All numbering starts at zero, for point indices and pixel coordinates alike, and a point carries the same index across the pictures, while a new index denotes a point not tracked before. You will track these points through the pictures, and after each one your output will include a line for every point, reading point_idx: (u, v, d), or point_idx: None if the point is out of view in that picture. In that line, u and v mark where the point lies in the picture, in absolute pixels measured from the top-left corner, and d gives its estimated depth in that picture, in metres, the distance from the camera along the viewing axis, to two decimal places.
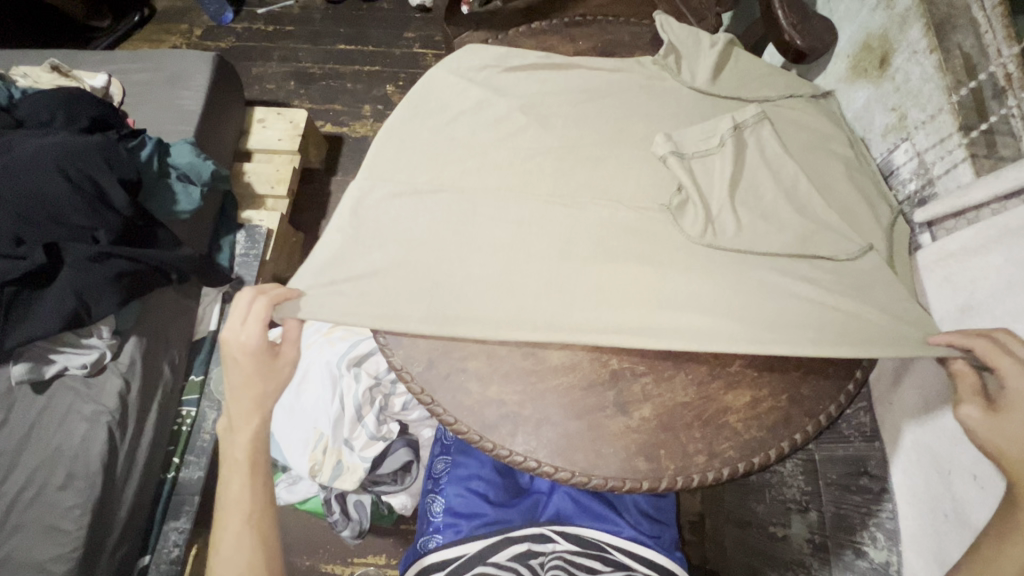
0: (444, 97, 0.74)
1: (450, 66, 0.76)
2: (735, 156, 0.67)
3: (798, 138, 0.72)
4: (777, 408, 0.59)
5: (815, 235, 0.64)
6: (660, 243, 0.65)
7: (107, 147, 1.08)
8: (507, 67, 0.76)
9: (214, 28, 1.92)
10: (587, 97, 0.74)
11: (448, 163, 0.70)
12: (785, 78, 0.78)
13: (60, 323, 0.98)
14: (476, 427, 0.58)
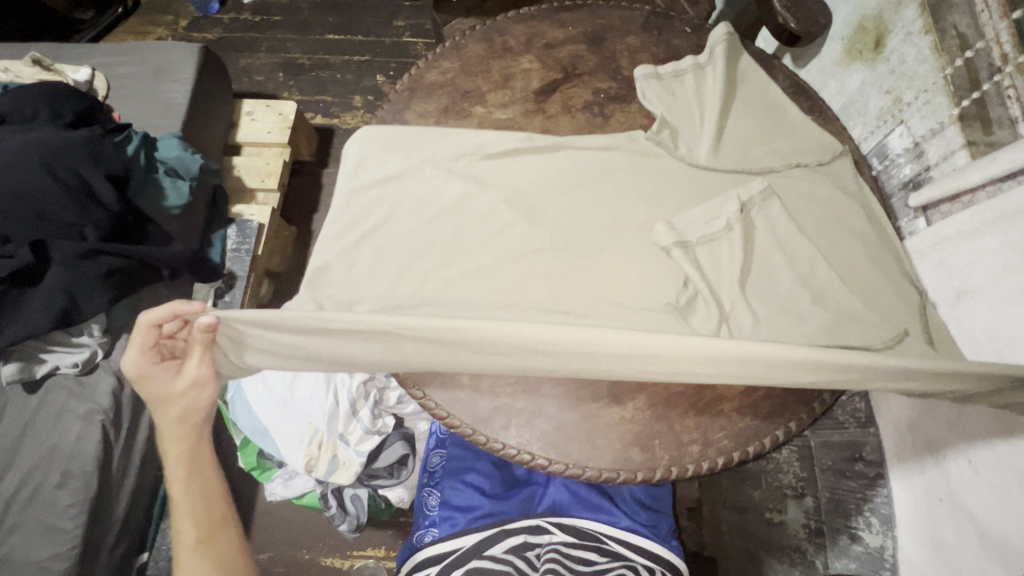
0: (418, 193, 0.66)
1: (421, 155, 0.68)
2: (743, 242, 0.63)
3: (813, 216, 0.66)
4: (772, 396, 0.59)
5: (842, 326, 0.58)
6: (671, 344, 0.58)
7: (93, 141, 1.06)
8: (486, 154, 0.68)
9: (199, 19, 1.89)
10: (578, 184, 0.67)
11: (428, 269, 0.62)
12: (796, 143, 0.71)
13: (50, 322, 0.97)
14: (469, 420, 0.58)
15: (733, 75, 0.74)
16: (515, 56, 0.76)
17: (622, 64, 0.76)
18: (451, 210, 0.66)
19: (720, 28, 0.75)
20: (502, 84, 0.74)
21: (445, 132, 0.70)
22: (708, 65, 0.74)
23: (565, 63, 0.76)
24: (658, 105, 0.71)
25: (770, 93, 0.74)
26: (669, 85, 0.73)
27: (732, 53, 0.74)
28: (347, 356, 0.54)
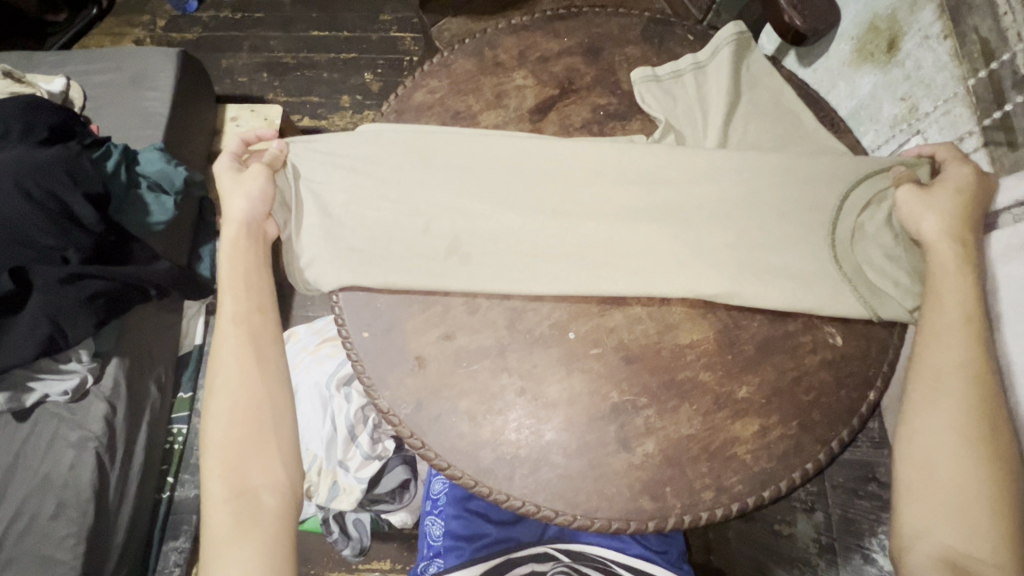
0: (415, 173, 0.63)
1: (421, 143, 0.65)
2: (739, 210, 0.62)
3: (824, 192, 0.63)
4: (787, 436, 0.56)
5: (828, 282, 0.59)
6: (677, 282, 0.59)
7: (70, 158, 0.99)
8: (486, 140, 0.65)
9: (177, 18, 1.81)
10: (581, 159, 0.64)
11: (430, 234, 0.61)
12: (804, 138, 0.67)
13: (35, 350, 0.93)
14: (471, 471, 0.55)
15: (739, 75, 0.70)
16: (507, 71, 0.71)
17: (621, 76, 0.72)
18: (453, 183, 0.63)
19: (728, 28, 0.70)
20: (496, 103, 0.70)
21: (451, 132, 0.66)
22: (709, 64, 0.70)
23: (561, 77, 0.71)
24: (658, 109, 0.68)
25: (782, 97, 0.70)
26: (668, 88, 0.70)
27: (738, 55, 0.70)
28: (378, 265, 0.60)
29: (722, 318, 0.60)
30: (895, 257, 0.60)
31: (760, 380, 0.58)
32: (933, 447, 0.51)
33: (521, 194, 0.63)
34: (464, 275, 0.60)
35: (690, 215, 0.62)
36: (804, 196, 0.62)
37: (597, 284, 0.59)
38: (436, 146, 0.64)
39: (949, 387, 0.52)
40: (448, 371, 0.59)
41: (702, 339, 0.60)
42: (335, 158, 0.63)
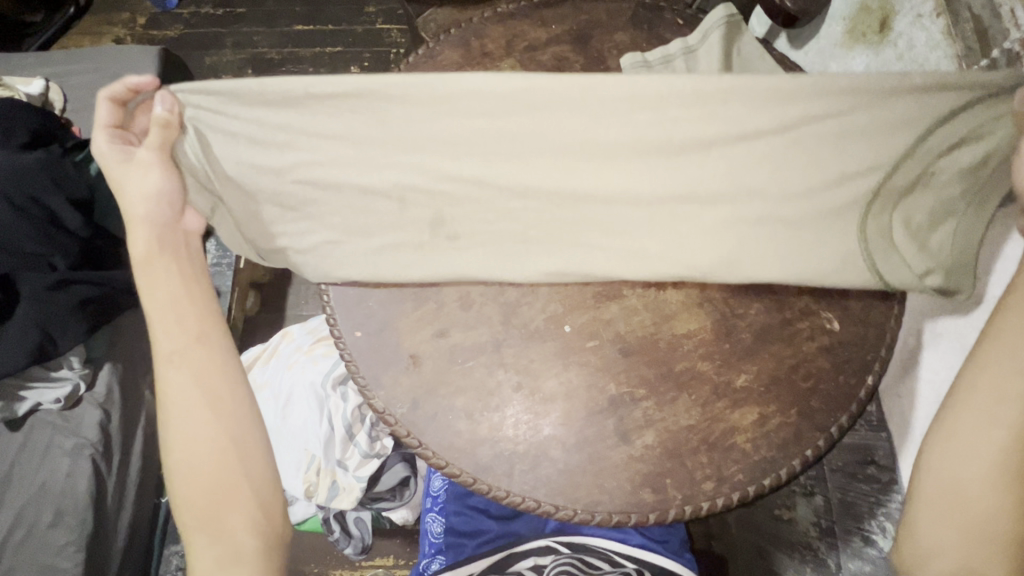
0: (401, 138, 0.58)
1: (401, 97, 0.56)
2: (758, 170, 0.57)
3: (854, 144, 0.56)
4: (786, 424, 0.56)
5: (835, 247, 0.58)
6: (685, 253, 0.58)
7: (52, 162, 0.97)
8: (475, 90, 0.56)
9: (158, 16, 1.77)
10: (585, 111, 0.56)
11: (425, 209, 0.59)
12: None
13: (26, 357, 0.90)
14: (469, 469, 0.55)
15: (731, 59, 0.69)
16: (495, 61, 0.70)
17: (611, 63, 0.71)
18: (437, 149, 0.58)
19: (718, 11, 0.68)
20: None
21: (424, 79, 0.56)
22: (699, 48, 0.69)
23: (550, 66, 0.70)
24: None
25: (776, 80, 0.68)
26: (658, 73, 0.68)
27: (730, 37, 0.68)
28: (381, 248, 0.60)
29: (718, 307, 0.60)
30: (922, 217, 0.57)
31: (758, 368, 0.57)
32: (969, 474, 0.48)
33: (519, 159, 0.58)
34: (455, 256, 0.59)
35: (718, 181, 0.57)
36: (846, 154, 0.56)
37: (600, 259, 0.59)
38: (417, 105, 0.57)
39: (1006, 416, 0.48)
40: (443, 369, 0.58)
41: (699, 328, 0.59)
42: (280, 134, 0.58)
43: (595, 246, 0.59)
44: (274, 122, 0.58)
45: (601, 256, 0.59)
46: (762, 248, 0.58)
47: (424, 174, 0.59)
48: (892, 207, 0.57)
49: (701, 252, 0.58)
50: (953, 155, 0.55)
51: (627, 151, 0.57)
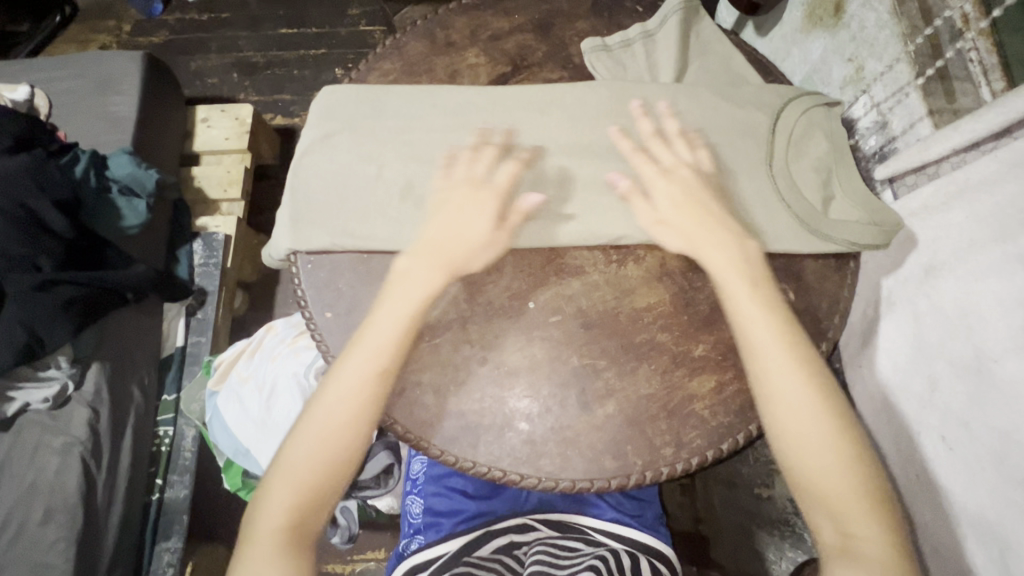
0: (368, 121, 0.67)
1: (376, 95, 0.68)
2: (675, 138, 0.64)
3: (734, 120, 0.66)
4: (744, 391, 0.58)
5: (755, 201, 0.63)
6: (625, 209, 0.62)
7: (36, 167, 1.00)
8: (429, 92, 0.68)
9: (143, 22, 1.79)
10: (511, 106, 0.67)
11: (383, 178, 0.64)
12: (754, 86, 0.68)
13: (12, 357, 0.93)
14: (436, 441, 0.57)
15: (688, 43, 0.71)
16: (460, 51, 0.72)
17: (573, 50, 0.73)
18: (398, 130, 0.66)
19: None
20: (449, 82, 0.70)
21: (396, 88, 0.69)
22: (658, 33, 0.71)
23: (512, 54, 0.72)
24: (608, 76, 0.70)
25: (732, 62, 0.71)
26: (618, 56, 0.71)
27: (687, 22, 0.70)
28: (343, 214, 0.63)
29: (677, 281, 0.62)
30: (818, 177, 0.63)
31: (715, 338, 0.59)
32: (807, 430, 0.52)
33: (466, 135, 0.66)
34: (413, 220, 0.63)
35: (633, 151, 0.65)
36: (737, 123, 0.66)
37: (545, 219, 0.62)
38: (388, 99, 0.68)
39: (805, 362, 0.53)
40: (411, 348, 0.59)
41: (658, 302, 0.61)
42: (314, 117, 0.68)
43: (543, 209, 0.62)
44: (316, 112, 0.68)
45: (546, 217, 0.62)
46: (692, 204, 0.62)
47: (396, 149, 0.65)
48: (788, 170, 0.64)
49: (640, 209, 0.61)
50: (805, 123, 0.66)
51: (556, 130, 0.66)
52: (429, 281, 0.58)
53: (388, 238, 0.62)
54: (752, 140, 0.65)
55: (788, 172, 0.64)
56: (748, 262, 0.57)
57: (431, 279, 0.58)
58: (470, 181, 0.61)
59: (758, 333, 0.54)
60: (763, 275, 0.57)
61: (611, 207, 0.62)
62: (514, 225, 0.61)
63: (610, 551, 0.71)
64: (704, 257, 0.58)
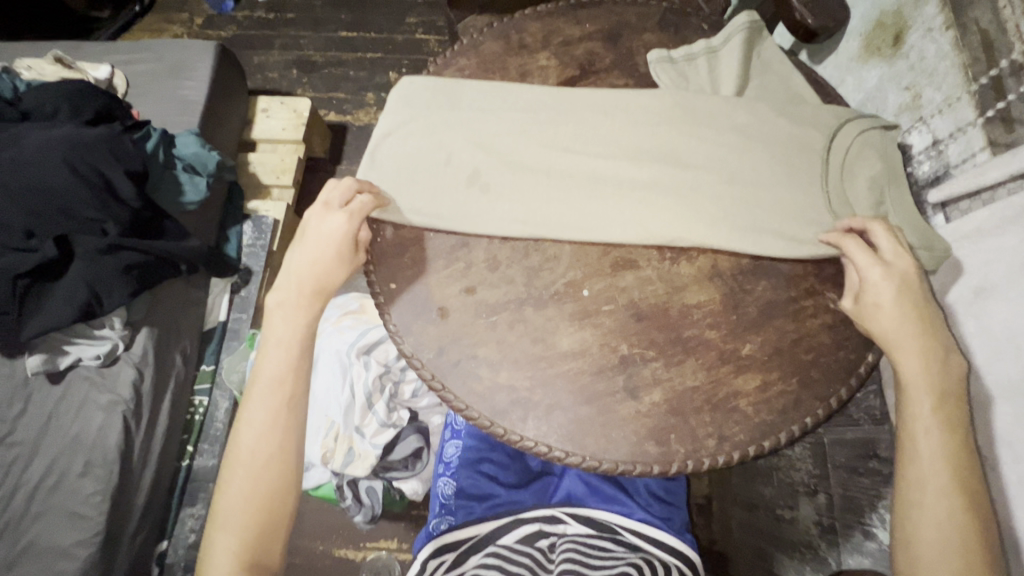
0: (443, 111, 0.71)
1: (451, 89, 0.73)
2: (732, 148, 0.68)
3: (791, 135, 0.68)
4: (788, 392, 0.60)
5: (807, 213, 0.65)
6: (679, 211, 0.64)
7: (112, 139, 1.06)
8: (500, 89, 0.72)
9: (214, 17, 1.89)
10: (578, 107, 0.71)
11: (453, 165, 0.68)
12: (812, 105, 0.71)
13: (73, 314, 0.97)
14: (487, 413, 0.59)
15: (750, 61, 0.75)
16: (532, 53, 0.77)
17: (639, 60, 0.77)
18: (471, 122, 0.70)
19: (743, 16, 0.73)
20: (520, 81, 0.75)
21: (470, 83, 0.73)
22: (722, 49, 0.75)
23: (581, 60, 0.76)
24: (671, 86, 0.73)
25: (792, 81, 0.74)
26: (682, 68, 0.75)
27: (750, 42, 0.74)
28: (411, 195, 0.67)
29: (727, 282, 0.64)
30: (873, 198, 0.66)
31: (763, 339, 0.62)
32: (934, 527, 0.53)
33: (535, 132, 0.70)
34: (479, 206, 0.66)
35: (692, 157, 0.68)
36: (795, 139, 0.68)
37: (602, 216, 0.65)
38: (462, 92, 0.72)
39: (959, 468, 0.54)
40: (468, 322, 0.63)
41: (708, 300, 0.63)
42: (393, 103, 0.72)
43: (601, 207, 0.66)
44: (395, 96, 0.73)
45: (603, 214, 0.65)
46: (744, 213, 0.65)
47: (467, 136, 0.69)
48: (842, 188, 0.66)
49: (692, 213, 0.64)
50: (861, 145, 0.68)
51: (619, 135, 0.69)
52: (306, 310, 0.63)
53: (453, 220, 0.66)
54: (808, 156, 0.68)
55: (842, 190, 0.66)
56: (939, 373, 0.55)
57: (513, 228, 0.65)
58: (321, 204, 0.63)
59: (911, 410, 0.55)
60: (937, 348, 0.56)
61: (668, 208, 0.65)
62: (571, 220, 0.65)
63: (643, 559, 0.72)
64: (895, 356, 0.57)
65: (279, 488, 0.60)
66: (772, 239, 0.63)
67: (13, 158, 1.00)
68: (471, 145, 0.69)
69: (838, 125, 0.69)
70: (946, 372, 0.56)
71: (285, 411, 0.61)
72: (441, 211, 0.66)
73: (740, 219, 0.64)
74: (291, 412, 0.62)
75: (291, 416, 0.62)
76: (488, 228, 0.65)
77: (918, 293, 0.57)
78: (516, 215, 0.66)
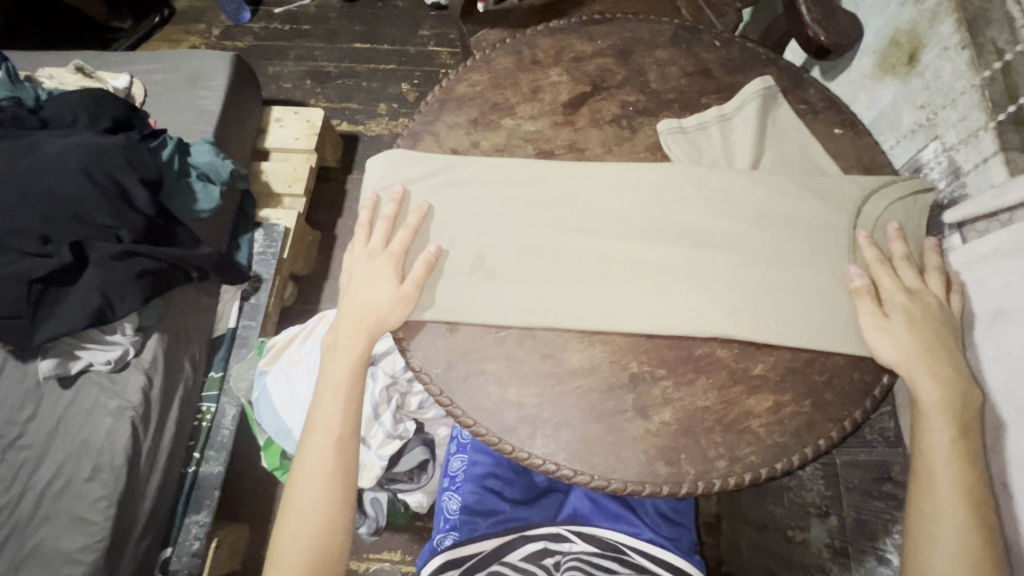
0: (447, 190, 0.69)
1: (452, 163, 0.70)
2: (751, 228, 0.66)
3: (811, 213, 0.67)
4: (800, 414, 0.61)
5: (827, 300, 0.64)
6: (693, 303, 0.63)
7: (130, 147, 1.08)
8: (506, 164, 0.70)
9: (231, 28, 1.92)
10: (587, 185, 0.69)
11: (460, 248, 0.66)
12: (834, 178, 0.70)
13: (85, 320, 0.98)
14: (495, 429, 0.60)
15: (764, 128, 0.73)
16: (544, 69, 0.78)
17: (650, 76, 0.78)
18: (478, 201, 0.68)
19: (756, 83, 0.73)
20: (532, 97, 0.76)
21: (473, 159, 0.71)
22: (735, 116, 0.73)
23: (593, 76, 0.77)
24: (684, 159, 0.71)
25: (808, 151, 0.72)
26: (693, 138, 0.73)
27: (764, 109, 0.73)
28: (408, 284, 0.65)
29: None
30: (906, 276, 0.64)
31: (775, 359, 0.63)
32: (949, 553, 0.54)
33: (542, 212, 0.68)
34: (490, 295, 0.64)
35: (706, 237, 0.66)
36: (816, 216, 0.67)
37: (616, 308, 0.63)
38: (465, 169, 0.70)
39: (942, 511, 0.55)
40: (477, 338, 0.64)
41: None
42: (384, 180, 0.69)
43: (614, 300, 0.64)
44: (375, 177, 0.70)
45: (618, 306, 0.63)
46: (763, 303, 0.63)
47: (474, 220, 0.67)
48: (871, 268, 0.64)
49: (709, 304, 0.63)
50: (887, 220, 0.67)
51: (628, 219, 0.67)
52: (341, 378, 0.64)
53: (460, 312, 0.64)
54: (832, 236, 0.66)
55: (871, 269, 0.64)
56: (957, 405, 0.57)
57: (352, 339, 0.64)
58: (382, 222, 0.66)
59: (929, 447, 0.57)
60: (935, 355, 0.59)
61: (686, 301, 0.63)
62: (585, 312, 0.63)
63: None
64: (915, 383, 0.59)
65: (327, 529, 0.62)
66: (794, 334, 0.62)
67: (31, 165, 1.01)
68: (476, 228, 0.67)
69: (862, 199, 0.67)
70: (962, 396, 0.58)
71: (333, 454, 0.63)
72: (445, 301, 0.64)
73: (760, 310, 0.63)
74: (339, 455, 0.63)
75: (341, 461, 0.63)
76: (499, 319, 0.63)
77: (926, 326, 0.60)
78: (526, 304, 0.64)
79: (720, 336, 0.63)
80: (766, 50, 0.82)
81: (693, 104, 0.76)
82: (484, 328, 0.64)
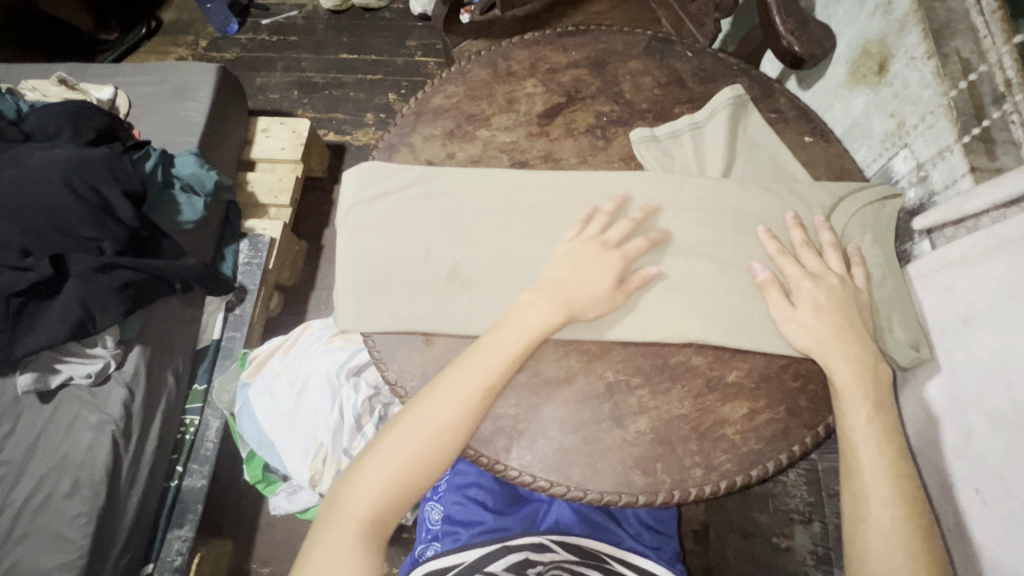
0: (424, 202, 0.69)
1: (426, 174, 0.71)
2: (728, 235, 0.67)
3: (780, 221, 0.68)
4: (776, 420, 0.61)
5: None
6: (667, 309, 0.63)
7: (112, 158, 1.07)
8: (480, 174, 0.71)
9: (218, 39, 1.93)
10: (562, 195, 0.69)
11: (437, 259, 0.66)
12: (805, 185, 0.71)
13: (66, 332, 0.97)
14: (470, 441, 0.60)
15: (736, 136, 0.74)
16: (519, 80, 0.78)
17: (624, 87, 0.78)
18: (456, 211, 0.68)
19: (727, 92, 0.74)
20: (507, 108, 0.76)
21: (449, 171, 0.71)
22: (706, 124, 0.74)
23: (568, 87, 0.78)
24: (656, 167, 0.72)
25: (781, 159, 0.73)
26: (665, 146, 0.74)
27: (735, 117, 0.74)
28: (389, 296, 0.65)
29: None
30: (872, 278, 0.65)
31: (750, 366, 0.63)
32: (881, 528, 0.53)
33: (519, 221, 0.68)
34: (468, 306, 0.64)
35: (681, 245, 0.67)
36: (785, 221, 0.68)
37: (591, 317, 0.63)
38: (442, 180, 0.70)
39: (866, 483, 0.55)
40: (454, 348, 0.64)
41: None
42: (362, 191, 0.69)
43: (590, 309, 0.64)
44: (349, 190, 0.70)
45: (592, 317, 0.63)
46: (737, 309, 0.63)
47: (451, 231, 0.67)
48: None
49: (682, 311, 0.63)
50: (857, 225, 0.68)
51: (608, 229, 0.68)
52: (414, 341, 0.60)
53: (438, 323, 0.63)
54: None
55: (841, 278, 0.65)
56: (871, 383, 0.58)
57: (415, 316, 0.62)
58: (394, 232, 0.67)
59: (850, 419, 0.57)
60: (852, 331, 0.60)
61: (658, 307, 0.63)
62: (560, 321, 0.63)
63: None
64: (828, 365, 0.59)
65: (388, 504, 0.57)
66: (765, 341, 0.62)
67: (11, 178, 1.00)
68: (453, 241, 0.67)
69: (831, 206, 0.69)
70: (877, 378, 0.59)
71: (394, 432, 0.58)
72: (424, 312, 0.64)
73: (732, 315, 0.63)
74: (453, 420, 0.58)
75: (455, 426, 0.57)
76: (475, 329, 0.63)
77: (848, 309, 0.61)
78: (502, 315, 0.64)
79: (691, 343, 0.63)
80: (739, 60, 0.83)
81: (667, 113, 0.77)
82: (461, 338, 0.64)
